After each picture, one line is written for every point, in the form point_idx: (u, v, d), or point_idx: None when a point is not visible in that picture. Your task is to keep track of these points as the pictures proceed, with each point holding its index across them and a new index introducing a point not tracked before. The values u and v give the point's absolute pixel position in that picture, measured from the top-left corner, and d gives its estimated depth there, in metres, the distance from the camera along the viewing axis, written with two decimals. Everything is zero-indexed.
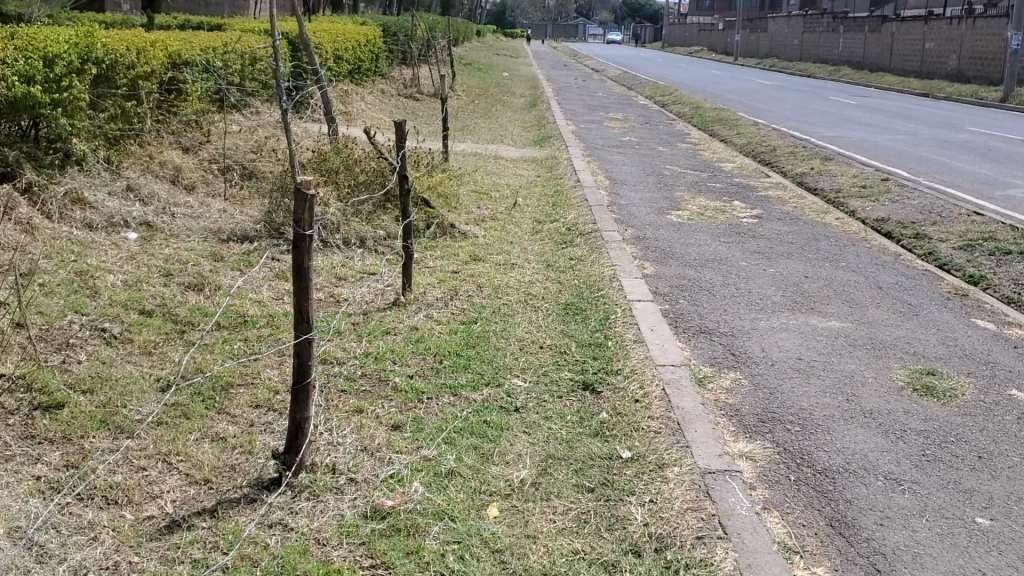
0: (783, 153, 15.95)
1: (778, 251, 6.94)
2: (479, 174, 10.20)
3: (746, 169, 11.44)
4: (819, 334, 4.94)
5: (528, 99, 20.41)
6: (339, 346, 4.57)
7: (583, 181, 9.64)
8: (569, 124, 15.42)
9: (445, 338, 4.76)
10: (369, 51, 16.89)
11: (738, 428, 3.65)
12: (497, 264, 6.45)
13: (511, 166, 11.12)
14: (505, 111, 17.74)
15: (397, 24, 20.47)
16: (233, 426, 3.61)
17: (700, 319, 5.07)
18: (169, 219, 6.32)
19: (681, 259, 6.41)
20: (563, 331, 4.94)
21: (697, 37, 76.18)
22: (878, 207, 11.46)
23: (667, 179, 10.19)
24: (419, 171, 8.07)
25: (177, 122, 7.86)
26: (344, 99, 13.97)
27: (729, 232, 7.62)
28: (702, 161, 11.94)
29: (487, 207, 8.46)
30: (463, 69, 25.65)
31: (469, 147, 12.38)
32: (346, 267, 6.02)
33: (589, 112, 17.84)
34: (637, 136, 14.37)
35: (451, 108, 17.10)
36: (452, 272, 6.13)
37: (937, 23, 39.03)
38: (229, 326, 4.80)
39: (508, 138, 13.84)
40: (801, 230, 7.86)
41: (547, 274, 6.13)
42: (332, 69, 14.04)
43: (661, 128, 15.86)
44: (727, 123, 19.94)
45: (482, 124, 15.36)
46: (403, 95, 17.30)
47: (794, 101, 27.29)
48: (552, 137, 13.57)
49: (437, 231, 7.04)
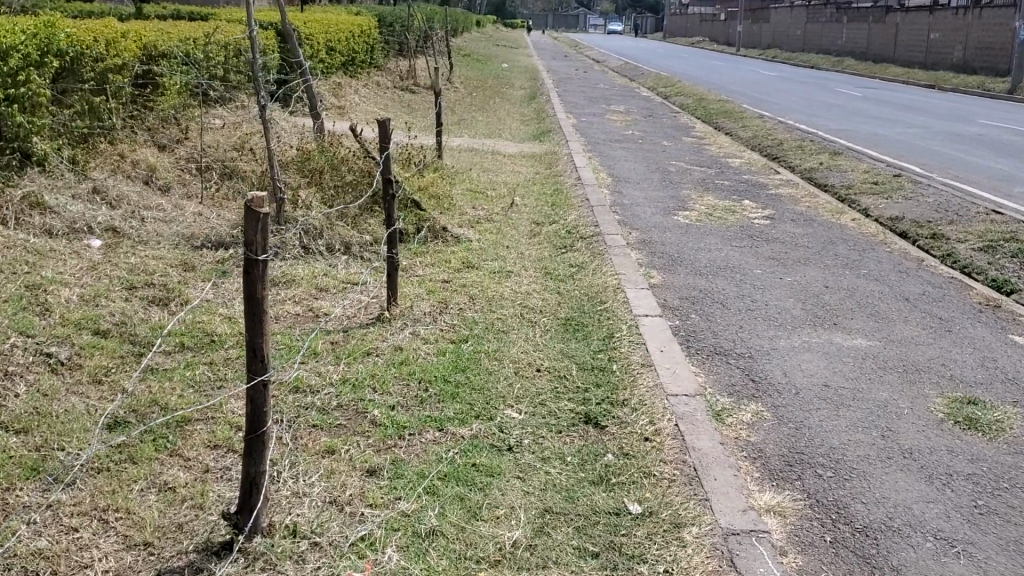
0: (790, 147, 15.48)
1: (793, 256, 6.48)
2: (476, 171, 9.74)
3: (754, 165, 10.98)
4: (846, 355, 4.48)
5: (528, 91, 19.93)
6: (313, 372, 4.11)
7: (584, 178, 9.18)
8: (570, 118, 14.94)
9: (431, 361, 4.30)
10: (363, 42, 16.42)
11: (763, 474, 3.20)
12: (491, 272, 5.99)
13: (509, 162, 10.66)
14: (503, 104, 17.26)
15: (393, 13, 19.99)
16: (184, 474, 3.17)
17: (714, 338, 4.61)
18: (138, 224, 5.87)
19: (690, 267, 5.95)
20: (563, 352, 4.48)
21: (699, 27, 75.60)
22: (891, 205, 11.01)
23: (672, 177, 9.73)
24: (410, 170, 7.61)
25: (152, 118, 7.41)
26: (337, 92, 13.50)
27: (739, 235, 7.16)
28: (708, 156, 11.49)
29: (482, 207, 8.00)
30: (461, 60, 25.16)
31: (466, 142, 11.92)
32: (328, 277, 5.56)
33: (590, 104, 17.36)
34: (640, 129, 13.91)
35: (448, 101, 16.63)
36: (442, 282, 5.67)
37: (943, 12, 38.52)
38: (194, 346, 4.35)
39: (507, 132, 13.39)
40: (815, 232, 7.41)
41: (545, 284, 5.67)
42: (324, 61, 13.58)
43: (665, 121, 15.39)
44: (732, 115, 19.46)
45: (481, 118, 14.90)
46: (399, 87, 16.83)
47: (799, 93, 26.78)
48: (552, 131, 13.11)
49: (427, 235, 6.58)
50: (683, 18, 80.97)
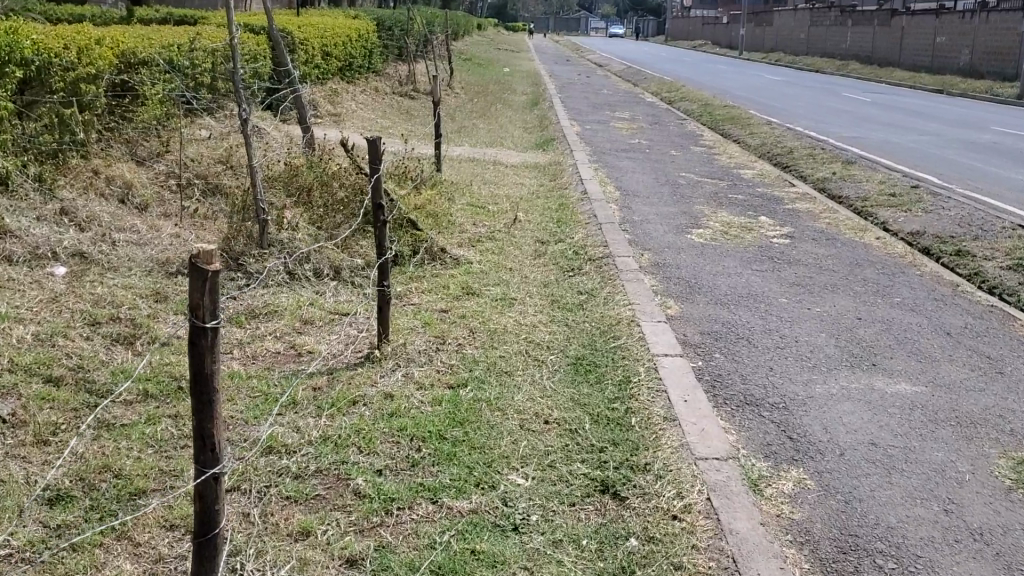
0: (801, 156, 15.02)
1: (819, 282, 5.99)
2: (477, 184, 9.27)
3: (768, 177, 10.51)
4: (891, 404, 3.99)
5: (530, 97, 19.48)
6: (291, 426, 3.63)
7: (591, 192, 8.71)
8: (574, 125, 14.47)
9: (425, 410, 3.81)
10: (361, 47, 15.96)
11: (815, 566, 2.77)
12: (494, 299, 5.52)
13: (512, 174, 10.20)
14: (505, 110, 16.81)
15: (393, 16, 19.54)
16: (132, 565, 2.70)
17: (743, 383, 4.11)
18: (108, 249, 5.40)
19: (711, 295, 5.46)
20: (574, 399, 3.99)
21: (701, 31, 75.25)
22: (910, 219, 10.54)
23: (683, 190, 9.25)
24: (407, 185, 7.14)
25: (130, 130, 6.95)
26: (334, 98, 13.04)
27: (759, 256, 6.69)
28: (718, 167, 11.02)
29: (483, 224, 7.52)
30: (462, 65, 24.71)
31: (467, 152, 11.45)
32: (314, 308, 5.09)
33: (595, 111, 16.91)
34: (646, 137, 13.44)
35: (448, 107, 16.18)
36: (440, 313, 5.19)
37: (950, 16, 38.09)
38: (160, 394, 3.88)
39: (509, 141, 12.90)
40: (839, 253, 6.93)
41: (552, 314, 5.18)
42: (320, 67, 13.12)
43: (672, 128, 14.93)
44: (739, 122, 19.01)
45: (482, 125, 14.44)
46: (398, 93, 16.38)
47: (806, 98, 26.31)
48: (556, 140, 12.64)
49: (424, 258, 6.11)
50: (686, 21, 80.58)
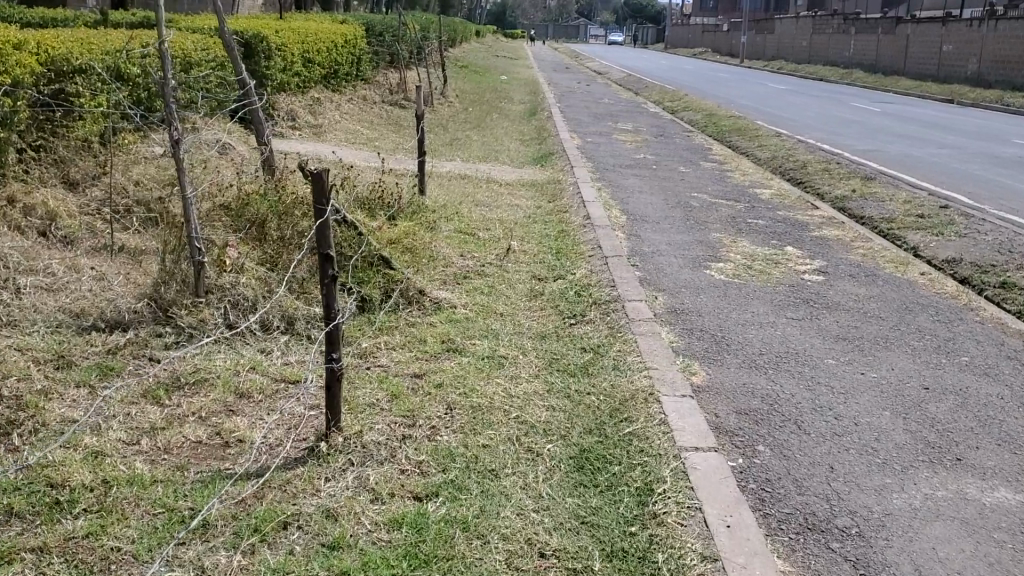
0: (815, 172, 14.08)
1: (867, 336, 5.03)
2: (466, 206, 8.30)
3: (787, 197, 9.56)
4: (996, 526, 3.03)
5: (527, 106, 18.56)
6: (193, 566, 2.69)
7: (594, 216, 7.77)
8: (574, 137, 13.54)
9: (381, 540, 2.86)
10: (348, 53, 15.04)
11: None
12: (479, 356, 4.56)
13: (506, 193, 9.26)
14: (501, 120, 15.88)
15: (384, 21, 18.62)
16: None
17: (798, 495, 3.16)
18: (10, 298, 4.46)
19: (742, 354, 4.50)
20: (579, 515, 3.03)
21: (701, 39, 74.48)
22: (943, 244, 9.60)
23: (696, 214, 8.31)
24: (383, 213, 6.19)
25: (59, 151, 6.01)
26: (315, 109, 12.11)
27: (792, 298, 5.74)
28: (732, 186, 10.07)
29: (471, 256, 6.56)
30: (458, 72, 23.79)
31: (457, 168, 10.49)
32: (256, 374, 4.14)
33: (596, 122, 15.99)
34: (652, 151, 12.50)
35: (440, 118, 15.23)
36: (413, 377, 4.23)
37: (957, 24, 37.25)
38: (28, 514, 2.94)
39: (504, 155, 11.96)
40: (884, 294, 5.97)
41: (549, 379, 4.22)
42: (301, 75, 12.19)
43: (678, 141, 14.00)
44: (746, 134, 18.10)
45: (476, 137, 13.50)
46: (387, 102, 15.45)
47: (814, 107, 25.39)
48: (555, 154, 11.69)
49: (399, 303, 5.15)
50: (686, 28, 79.80)
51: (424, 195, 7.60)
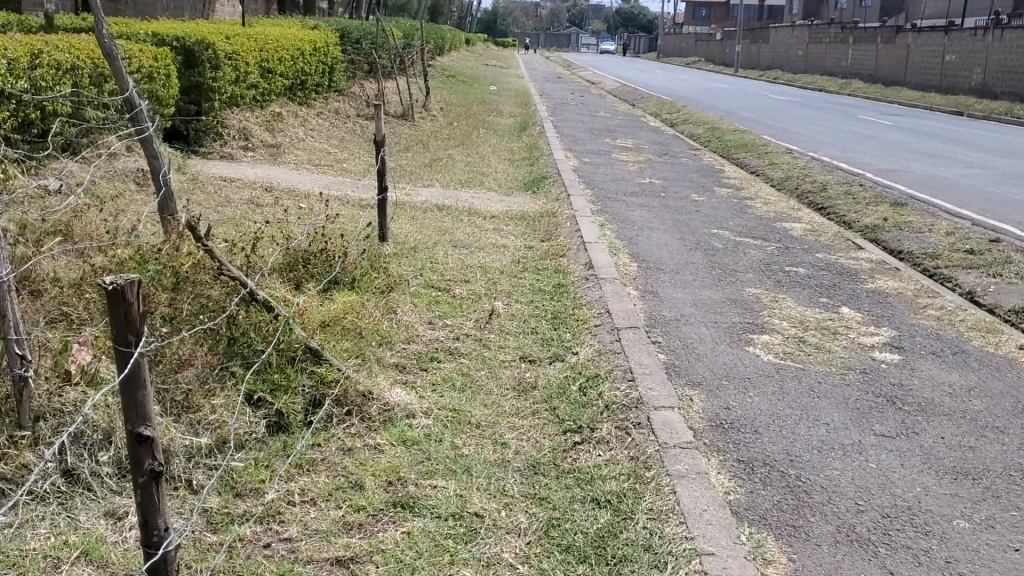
0: (837, 195, 12.65)
1: (996, 467, 3.55)
2: (442, 252, 6.81)
3: (822, 234, 8.11)
4: None
5: (518, 119, 17.13)
6: None
7: (598, 264, 6.31)
8: (569, 157, 12.12)
9: None
10: (318, 62, 13.56)
11: None
12: (440, 514, 3.07)
13: (490, 229, 7.81)
14: (488, 136, 14.45)
15: (362, 27, 17.17)
16: None
17: None
18: None
19: (835, 517, 3.04)
20: None
21: (694, 48, 73.35)
22: (1003, 287, 8.17)
23: (720, 257, 6.86)
24: (325, 278, 4.70)
25: None
26: (274, 126, 10.64)
27: (870, 395, 4.27)
28: (755, 218, 8.61)
29: (441, 324, 5.07)
30: (443, 81, 22.37)
31: (434, 197, 9.02)
32: (87, 568, 2.66)
33: (592, 138, 14.58)
34: (657, 173, 11.07)
35: (421, 134, 13.79)
36: (334, 565, 2.75)
37: (960, 33, 35.96)
38: None
39: (490, 179, 10.48)
40: (988, 386, 4.50)
41: (544, 569, 2.74)
42: (259, 86, 10.71)
43: (685, 160, 12.59)
44: (754, 150, 16.71)
45: (459, 156, 12.02)
46: (363, 116, 14.01)
47: (822, 120, 24.06)
48: (549, 178, 10.25)
49: (331, 414, 3.66)
50: (678, 37, 78.61)
51: (386, 241, 5.98)
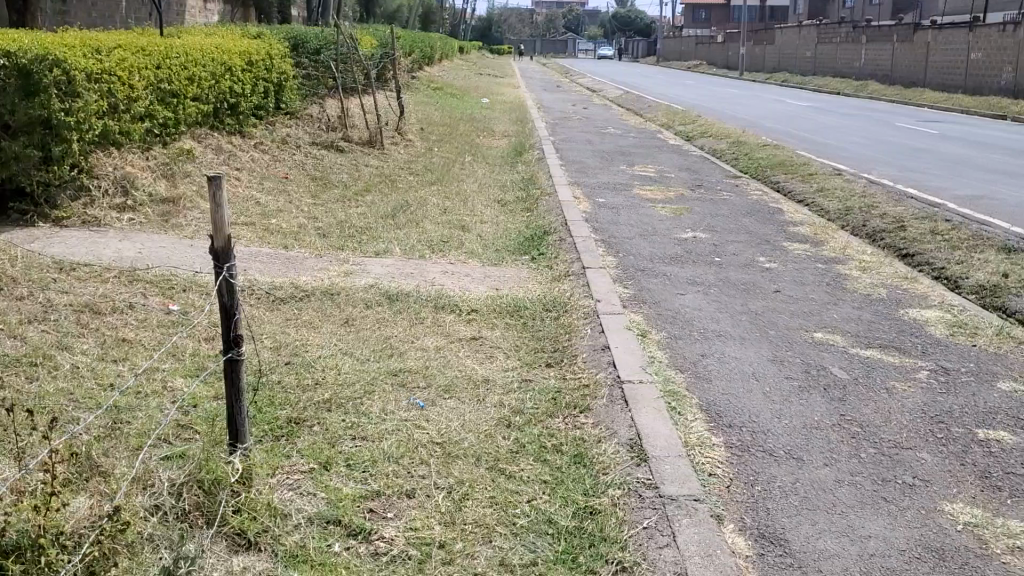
0: (921, 237, 9.80)
1: None
2: (375, 406, 3.96)
3: (978, 334, 5.24)
4: None
5: (513, 140, 14.38)
6: None
7: (654, 447, 3.47)
8: (579, 197, 9.35)
9: None
10: (258, 79, 10.78)
11: None
12: None
13: (467, 340, 5.00)
14: (475, 165, 11.68)
15: (323, 34, 14.38)
16: None
17: None
18: None
19: None
20: None
21: (696, 51, 70.63)
22: None
23: (857, 406, 4.02)
24: None
25: None
26: (177, 169, 7.87)
27: None
28: (862, 306, 5.74)
29: None
30: (428, 96, 19.67)
31: (386, 274, 6.18)
32: None
33: (605, 165, 11.81)
34: (699, 220, 8.26)
35: (390, 167, 11.02)
36: None
37: (984, 29, 32.91)
38: None
39: (471, 236, 7.65)
40: None
41: None
42: (158, 115, 7.88)
43: (727, 195, 9.78)
44: (794, 171, 13.93)
45: (432, 199, 9.20)
46: (315, 146, 11.25)
47: (861, 129, 21.19)
48: (552, 237, 7.46)
49: None
50: (678, 41, 75.86)
51: (244, 442, 3.07)
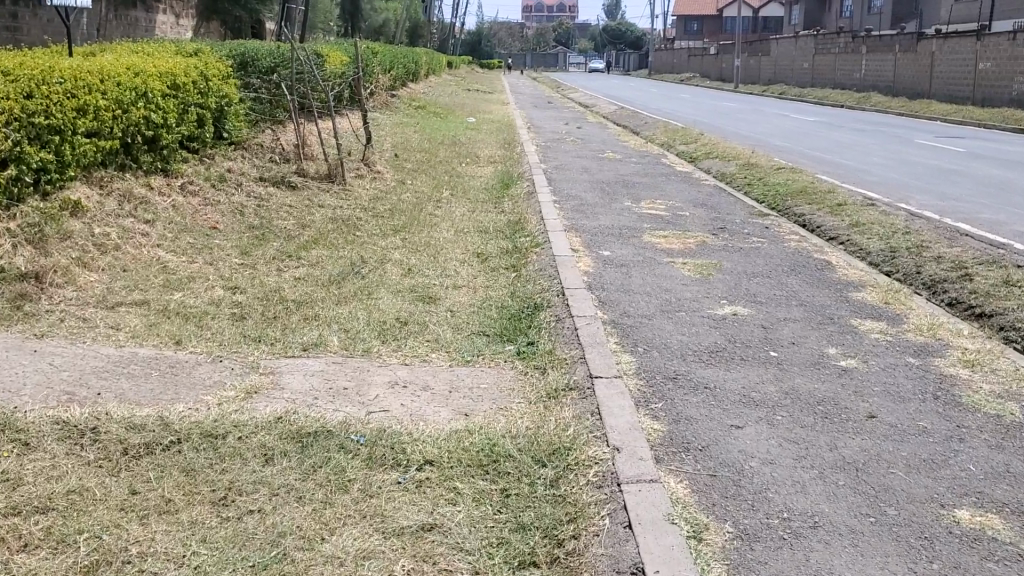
0: (996, 289, 7.95)
1: None
2: None
3: None
4: None
5: (499, 169, 12.56)
6: None
7: None
8: (577, 249, 7.51)
9: None
10: (189, 105, 8.96)
11: None
12: None
13: (407, 532, 3.13)
14: (451, 202, 9.84)
15: (280, 51, 12.55)
16: None
17: None
18: None
19: None
20: None
21: (690, 63, 69.09)
22: None
23: None
24: None
25: None
26: (53, 230, 6.04)
27: None
28: (1004, 443, 3.87)
29: None
30: (408, 116, 17.84)
31: (308, 392, 4.30)
32: None
33: (606, 201, 9.99)
34: (733, 285, 6.42)
35: (349, 208, 9.16)
36: None
37: (994, 37, 31.16)
38: None
39: (438, 312, 5.78)
40: None
41: None
42: (27, 160, 6.07)
43: (758, 242, 7.94)
44: (819, 200, 12.13)
45: (394, 254, 7.34)
46: (259, 183, 9.41)
47: (880, 147, 19.39)
48: (545, 317, 5.61)
49: None
50: (671, 53, 74.32)
51: None
